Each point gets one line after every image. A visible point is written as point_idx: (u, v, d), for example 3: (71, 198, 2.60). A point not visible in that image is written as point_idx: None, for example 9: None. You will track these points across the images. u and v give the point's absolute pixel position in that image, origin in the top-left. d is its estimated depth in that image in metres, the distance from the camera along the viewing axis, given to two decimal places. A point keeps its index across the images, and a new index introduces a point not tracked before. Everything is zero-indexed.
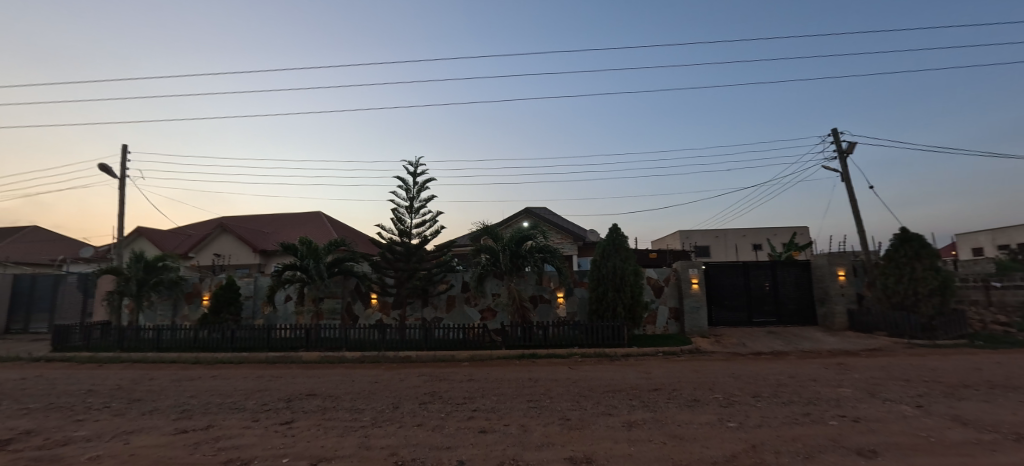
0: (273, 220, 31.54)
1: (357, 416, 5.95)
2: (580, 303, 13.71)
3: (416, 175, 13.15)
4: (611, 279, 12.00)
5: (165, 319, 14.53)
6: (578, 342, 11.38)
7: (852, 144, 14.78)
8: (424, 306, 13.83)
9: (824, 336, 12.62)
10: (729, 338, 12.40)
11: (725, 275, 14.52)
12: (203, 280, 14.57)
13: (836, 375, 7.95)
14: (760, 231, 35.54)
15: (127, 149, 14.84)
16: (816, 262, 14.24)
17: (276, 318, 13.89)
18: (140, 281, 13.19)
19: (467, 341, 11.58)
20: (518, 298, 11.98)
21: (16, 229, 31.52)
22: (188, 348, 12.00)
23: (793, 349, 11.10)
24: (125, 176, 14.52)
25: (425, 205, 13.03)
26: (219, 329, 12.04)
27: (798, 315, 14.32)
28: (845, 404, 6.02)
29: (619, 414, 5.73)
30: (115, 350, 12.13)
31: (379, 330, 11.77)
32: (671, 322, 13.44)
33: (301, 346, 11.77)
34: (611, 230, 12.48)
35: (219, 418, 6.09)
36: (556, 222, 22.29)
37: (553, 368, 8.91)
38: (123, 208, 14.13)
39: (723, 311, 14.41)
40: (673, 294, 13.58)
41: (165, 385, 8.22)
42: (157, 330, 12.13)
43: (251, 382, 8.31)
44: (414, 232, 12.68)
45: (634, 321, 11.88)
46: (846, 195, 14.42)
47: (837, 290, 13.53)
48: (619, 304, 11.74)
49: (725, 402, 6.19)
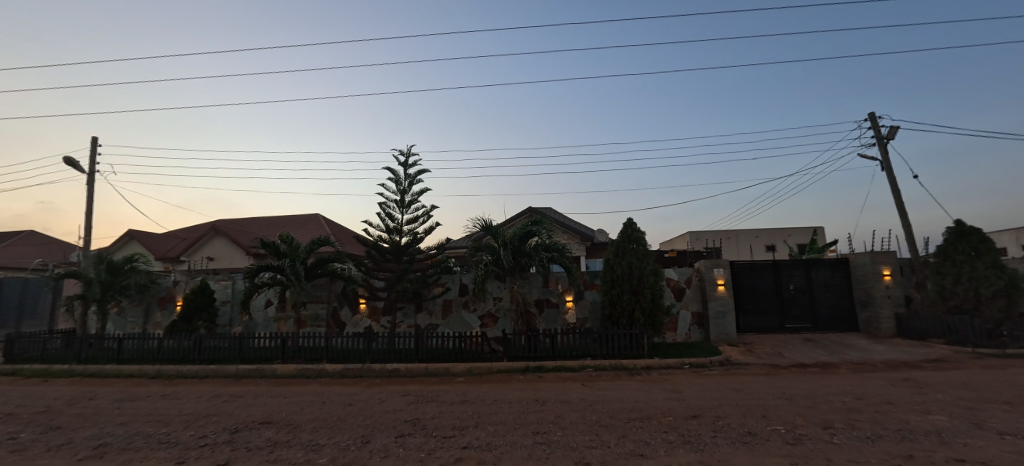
0: (269, 222, 30.43)
1: (311, 456, 4.55)
2: (592, 308, 12.31)
3: (407, 166, 11.83)
4: (627, 280, 10.57)
5: (136, 326, 13.29)
6: (591, 353, 9.96)
7: (892, 129, 13.30)
8: (418, 312, 12.49)
9: (871, 344, 11.09)
10: (761, 347, 10.88)
11: (754, 276, 13.01)
12: (177, 284, 13.32)
13: (914, 395, 6.46)
14: (774, 232, 33.93)
15: (95, 141, 13.58)
16: (857, 261, 12.71)
17: (255, 326, 12.61)
18: (104, 285, 11.96)
19: (464, 352, 10.19)
20: (522, 303, 10.56)
21: (11, 234, 30.99)
22: (152, 360, 10.68)
23: (841, 360, 9.59)
24: (92, 170, 13.31)
25: (416, 199, 11.68)
26: (188, 337, 10.75)
27: (836, 321, 12.76)
28: (952, 442, 4.56)
29: (655, 455, 4.31)
30: (72, 361, 10.84)
31: (365, 338, 10.38)
32: (694, 328, 11.97)
33: (277, 358, 10.43)
34: (625, 225, 11.10)
35: (136, 458, 4.73)
36: (563, 221, 20.76)
37: (563, 386, 7.47)
38: (90, 205, 12.93)
39: (752, 316, 12.88)
40: (695, 297, 12.14)
41: (101, 408, 6.89)
42: (119, 339, 10.83)
43: (203, 404, 6.95)
44: (405, 229, 11.34)
45: (655, 329, 10.41)
46: (888, 186, 12.91)
47: (883, 291, 11.99)
48: (637, 309, 10.31)
49: (792, 438, 4.73)
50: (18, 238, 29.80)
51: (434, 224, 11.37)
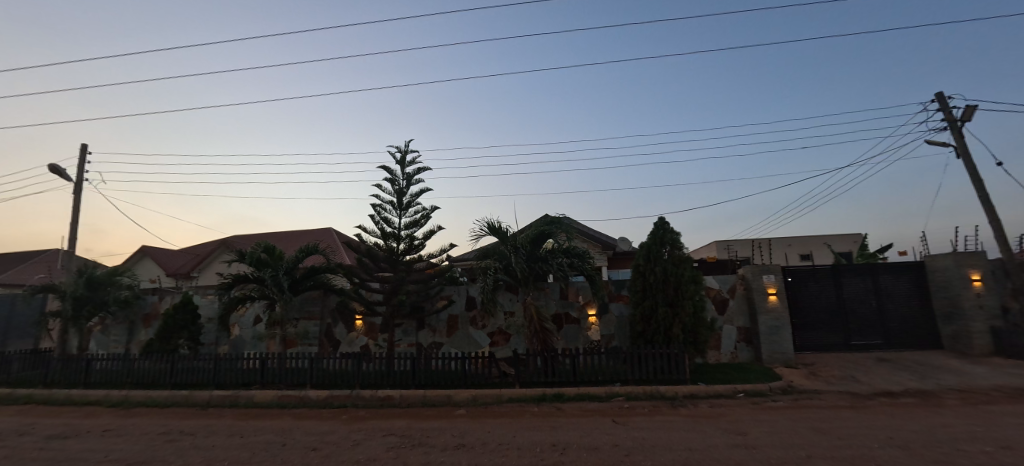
0: (281, 236, 29.90)
1: None
2: (619, 324, 10.69)
3: (405, 164, 10.61)
4: (662, 289, 8.96)
5: (119, 345, 12.36)
6: (620, 378, 8.28)
7: (967, 111, 11.39)
8: (420, 329, 11.12)
9: (965, 366, 9.03)
10: (827, 370, 8.98)
11: (810, 284, 11.12)
12: (163, 298, 12.41)
13: None
14: (808, 240, 31.34)
15: (86, 148, 12.90)
16: (936, 265, 10.67)
17: (242, 345, 11.46)
18: (82, 300, 11.00)
19: (469, 376, 8.67)
20: (536, 318, 9.02)
21: (32, 252, 31.55)
22: (121, 384, 9.56)
23: (938, 388, 7.63)
24: (78, 177, 12.55)
25: (416, 200, 10.41)
26: (160, 358, 9.58)
27: (913, 337, 10.70)
28: None
29: None
30: (38, 385, 9.84)
31: (355, 359, 8.94)
32: (741, 346, 10.17)
33: (256, 383, 9.14)
34: (657, 224, 9.51)
35: None
36: (583, 229, 19.12)
37: (588, 424, 5.84)
38: (75, 215, 12.15)
39: (808, 331, 10.95)
40: (742, 310, 10.35)
41: (20, 449, 5.60)
42: (87, 359, 9.77)
43: (141, 446, 5.61)
44: (403, 235, 10.04)
45: (697, 348, 8.70)
46: (967, 176, 10.95)
47: (973, 301, 9.92)
48: (676, 324, 8.63)
49: None
50: (42, 256, 30.47)
51: (436, 228, 10.02)
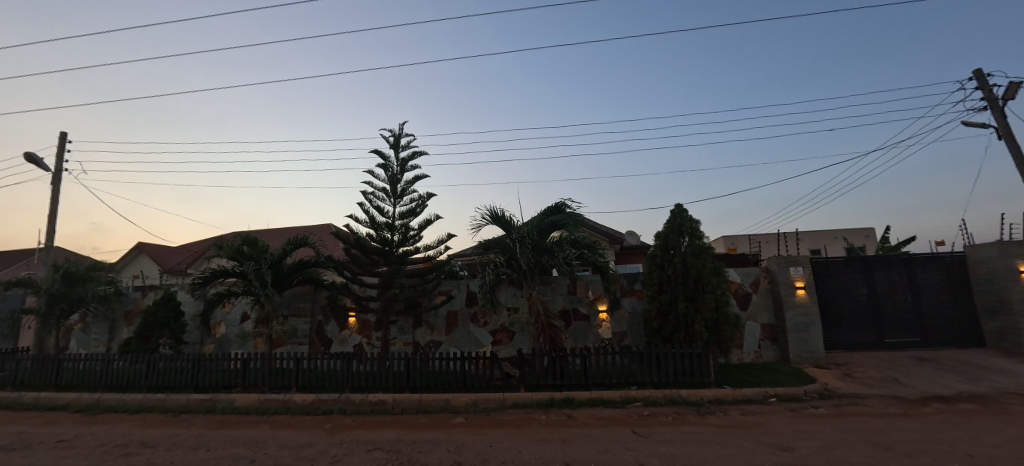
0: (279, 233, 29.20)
1: None
2: (631, 320, 9.90)
3: (399, 148, 9.84)
4: (682, 282, 8.16)
5: (100, 344, 11.71)
6: (636, 380, 7.50)
7: (1011, 88, 10.46)
8: (417, 327, 10.39)
9: (1016, 366, 8.19)
10: (864, 370, 8.15)
11: (839, 276, 10.26)
12: (146, 294, 11.77)
13: None
14: (819, 235, 30.33)
15: (64, 136, 12.19)
16: (979, 255, 9.78)
17: (227, 344, 10.76)
18: (58, 296, 10.23)
19: (469, 378, 7.90)
20: (543, 315, 8.24)
21: (28, 250, 31.09)
22: (93, 386, 8.88)
23: (994, 391, 6.79)
24: (57, 167, 11.87)
25: (411, 187, 9.64)
26: (136, 358, 8.90)
27: (952, 334, 9.84)
28: None
29: None
30: (7, 388, 9.18)
31: (344, 360, 8.20)
32: (765, 344, 9.37)
33: (237, 386, 8.44)
34: (674, 212, 8.69)
35: None
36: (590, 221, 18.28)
37: (605, 437, 5.06)
38: (52, 207, 11.45)
39: (837, 328, 10.11)
40: (766, 305, 9.54)
41: None
42: (57, 359, 9.10)
43: (91, 460, 4.89)
44: (398, 225, 9.30)
45: (720, 347, 7.89)
46: (1013, 158, 10.04)
47: None
48: (697, 321, 7.83)
49: None
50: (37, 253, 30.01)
51: (433, 217, 9.27)
